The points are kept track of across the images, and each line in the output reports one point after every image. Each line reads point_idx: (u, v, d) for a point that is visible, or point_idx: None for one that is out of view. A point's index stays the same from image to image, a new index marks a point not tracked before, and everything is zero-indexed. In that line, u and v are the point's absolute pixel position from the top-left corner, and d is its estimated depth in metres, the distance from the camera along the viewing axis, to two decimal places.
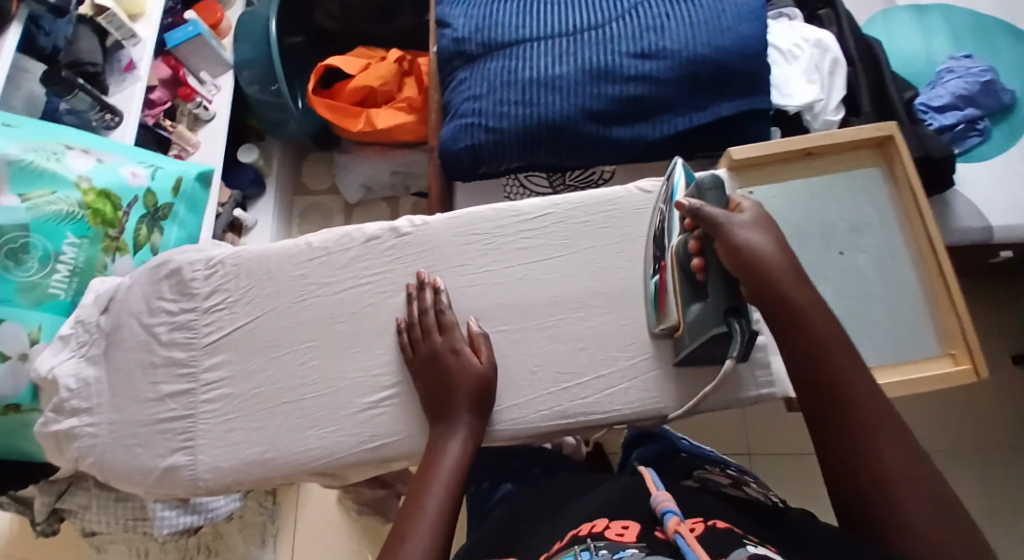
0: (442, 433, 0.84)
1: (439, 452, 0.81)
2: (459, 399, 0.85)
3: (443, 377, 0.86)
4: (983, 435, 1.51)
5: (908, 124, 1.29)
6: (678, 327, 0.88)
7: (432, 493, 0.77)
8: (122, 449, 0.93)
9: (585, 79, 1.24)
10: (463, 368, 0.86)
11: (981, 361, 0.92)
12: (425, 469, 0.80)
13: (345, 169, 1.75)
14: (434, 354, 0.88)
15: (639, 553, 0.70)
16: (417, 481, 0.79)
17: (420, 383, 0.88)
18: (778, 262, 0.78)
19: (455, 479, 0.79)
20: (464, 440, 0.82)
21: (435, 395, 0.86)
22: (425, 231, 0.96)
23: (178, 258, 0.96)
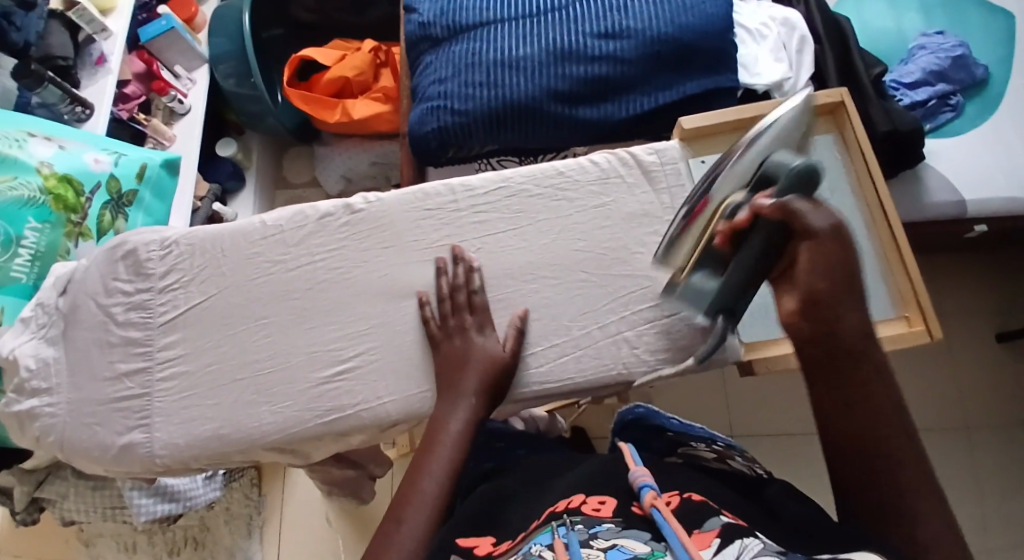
0: (447, 409, 0.84)
1: (439, 429, 0.82)
2: (472, 377, 0.86)
3: (460, 355, 0.88)
4: (966, 413, 1.50)
5: (874, 100, 1.22)
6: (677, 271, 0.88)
7: (430, 473, 0.78)
8: (82, 427, 0.95)
9: (549, 59, 1.20)
10: (483, 354, 0.88)
11: (935, 323, 0.92)
12: (425, 448, 0.80)
13: (327, 159, 1.74)
14: (456, 333, 0.89)
15: (615, 527, 0.65)
16: (415, 460, 0.79)
17: (438, 358, 0.89)
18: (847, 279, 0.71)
19: (455, 455, 0.80)
20: (467, 418, 0.83)
21: (448, 370, 0.88)
22: (379, 207, 0.97)
23: (135, 239, 0.98)
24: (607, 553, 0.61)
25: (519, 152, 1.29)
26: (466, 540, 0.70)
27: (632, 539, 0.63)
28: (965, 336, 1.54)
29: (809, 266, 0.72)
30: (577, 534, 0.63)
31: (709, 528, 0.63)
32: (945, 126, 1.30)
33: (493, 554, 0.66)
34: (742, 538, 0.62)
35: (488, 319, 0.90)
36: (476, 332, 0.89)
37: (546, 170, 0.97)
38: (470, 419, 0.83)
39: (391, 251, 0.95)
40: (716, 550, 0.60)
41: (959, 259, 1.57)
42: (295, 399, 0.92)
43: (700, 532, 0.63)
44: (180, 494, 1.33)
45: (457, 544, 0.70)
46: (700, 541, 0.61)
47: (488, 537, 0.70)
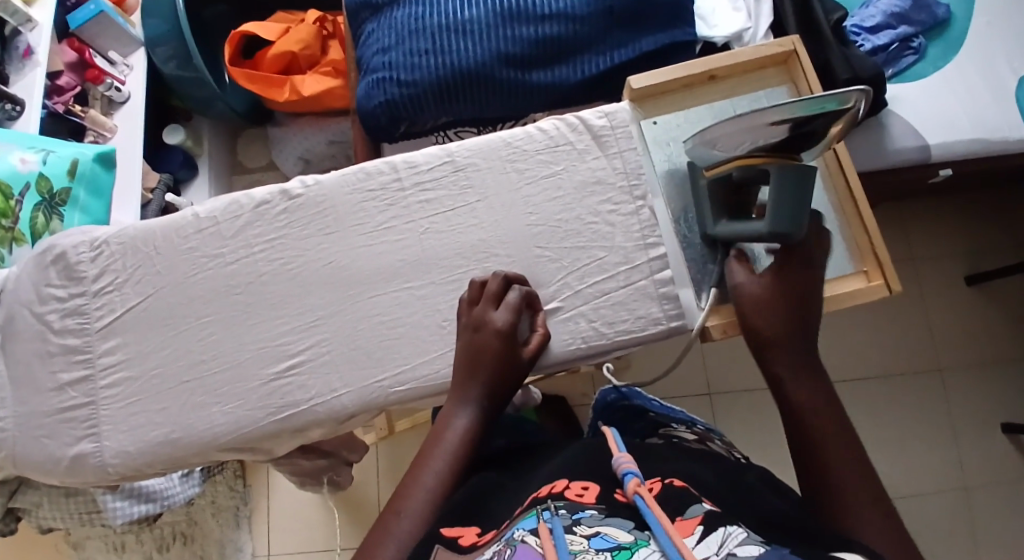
0: (453, 404, 0.80)
1: (443, 429, 0.78)
2: (482, 372, 0.81)
3: (474, 349, 0.82)
4: (944, 357, 1.49)
5: (835, 45, 1.17)
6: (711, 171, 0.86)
7: (430, 472, 0.74)
8: (33, 441, 0.92)
9: (496, 21, 1.14)
10: (506, 355, 0.82)
11: (893, 275, 0.89)
12: (428, 447, 0.77)
13: (282, 142, 1.68)
14: (479, 329, 0.83)
15: (598, 515, 0.62)
16: (416, 459, 0.76)
17: (462, 345, 0.84)
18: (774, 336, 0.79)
19: (453, 458, 0.76)
20: (472, 419, 0.78)
21: (463, 361, 0.82)
22: (318, 192, 0.92)
23: (64, 241, 0.93)
24: (591, 541, 0.58)
25: (475, 123, 1.23)
26: (450, 529, 0.67)
27: (615, 527, 0.60)
28: (939, 280, 1.53)
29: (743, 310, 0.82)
30: (561, 520, 0.61)
31: (691, 515, 0.61)
32: (908, 70, 1.26)
33: (477, 545, 0.63)
34: (725, 526, 0.59)
35: (510, 316, 0.83)
36: (503, 332, 0.83)
37: (492, 140, 0.93)
38: (471, 420, 0.79)
39: (335, 238, 0.91)
40: (699, 538, 0.58)
41: (930, 202, 1.55)
42: (247, 398, 0.89)
43: (682, 520, 0.60)
44: (157, 494, 1.28)
45: (440, 533, 0.66)
46: (683, 530, 0.59)
47: (472, 527, 0.67)
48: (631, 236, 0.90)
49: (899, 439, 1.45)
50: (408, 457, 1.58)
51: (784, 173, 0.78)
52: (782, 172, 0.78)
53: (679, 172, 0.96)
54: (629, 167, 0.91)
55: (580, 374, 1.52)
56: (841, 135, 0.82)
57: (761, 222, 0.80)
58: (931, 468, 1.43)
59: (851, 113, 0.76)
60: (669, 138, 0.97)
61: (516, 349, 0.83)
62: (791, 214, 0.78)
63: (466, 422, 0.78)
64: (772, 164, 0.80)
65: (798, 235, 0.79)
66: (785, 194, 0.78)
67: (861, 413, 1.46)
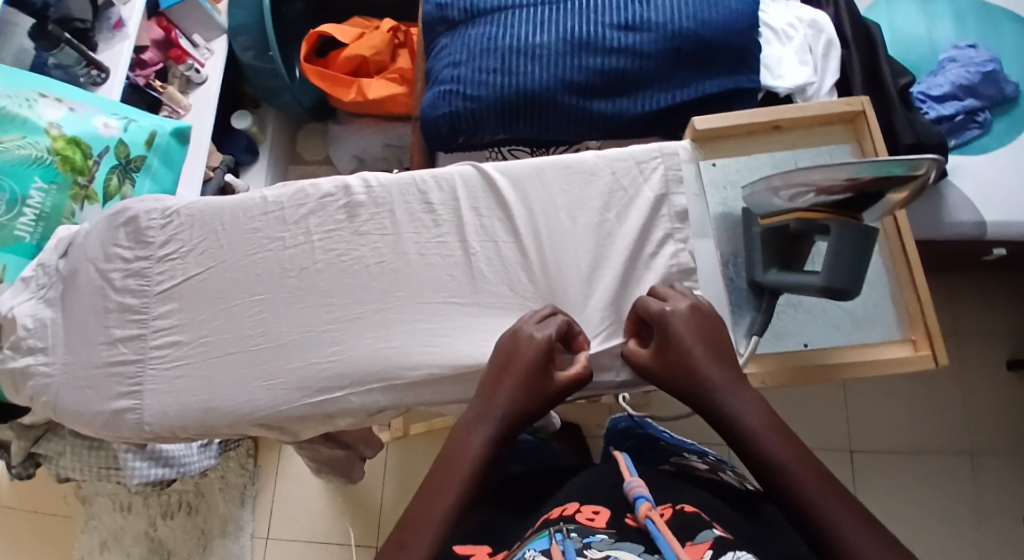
0: (472, 419, 0.78)
1: (459, 447, 0.76)
2: (507, 386, 0.80)
3: (505, 362, 0.82)
4: (972, 435, 1.48)
5: (901, 111, 1.19)
6: (767, 219, 0.88)
7: (444, 494, 0.73)
8: (77, 391, 0.96)
9: (565, 48, 1.17)
10: (536, 374, 0.80)
11: (941, 347, 0.89)
12: (442, 467, 0.75)
13: (341, 139, 1.72)
14: (512, 349, 0.83)
15: (608, 539, 0.63)
16: (429, 482, 0.74)
17: (492, 362, 0.83)
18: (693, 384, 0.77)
19: (467, 477, 0.74)
20: (491, 436, 0.77)
21: (492, 376, 0.82)
22: (381, 190, 0.96)
23: (137, 206, 1.00)
24: None
25: (531, 142, 1.26)
26: (462, 547, 0.71)
27: (626, 551, 0.61)
28: (974, 357, 1.52)
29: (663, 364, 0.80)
30: (572, 542, 0.62)
31: (701, 540, 0.62)
32: (972, 143, 1.27)
33: None
34: (734, 551, 0.60)
35: (546, 333, 0.83)
36: (537, 351, 0.81)
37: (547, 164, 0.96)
38: (489, 437, 0.77)
39: (391, 237, 0.95)
40: None
41: (974, 281, 1.55)
42: (284, 377, 0.92)
43: (693, 544, 0.61)
44: (174, 460, 1.29)
45: (454, 551, 0.70)
46: (693, 554, 0.60)
47: (483, 547, 0.71)
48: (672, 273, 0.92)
49: (914, 515, 1.44)
50: (418, 461, 1.60)
51: (844, 233, 0.79)
52: (843, 232, 0.79)
53: (732, 216, 0.96)
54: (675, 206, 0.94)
55: (598, 405, 1.53)
56: (903, 202, 0.82)
57: (817, 276, 0.81)
58: (946, 547, 1.41)
59: (915, 180, 0.76)
60: (727, 181, 0.97)
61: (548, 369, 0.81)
62: (849, 272, 0.79)
63: (483, 437, 0.77)
64: (833, 220, 0.80)
65: (853, 292, 0.80)
66: (843, 253, 0.79)
67: (880, 484, 1.46)
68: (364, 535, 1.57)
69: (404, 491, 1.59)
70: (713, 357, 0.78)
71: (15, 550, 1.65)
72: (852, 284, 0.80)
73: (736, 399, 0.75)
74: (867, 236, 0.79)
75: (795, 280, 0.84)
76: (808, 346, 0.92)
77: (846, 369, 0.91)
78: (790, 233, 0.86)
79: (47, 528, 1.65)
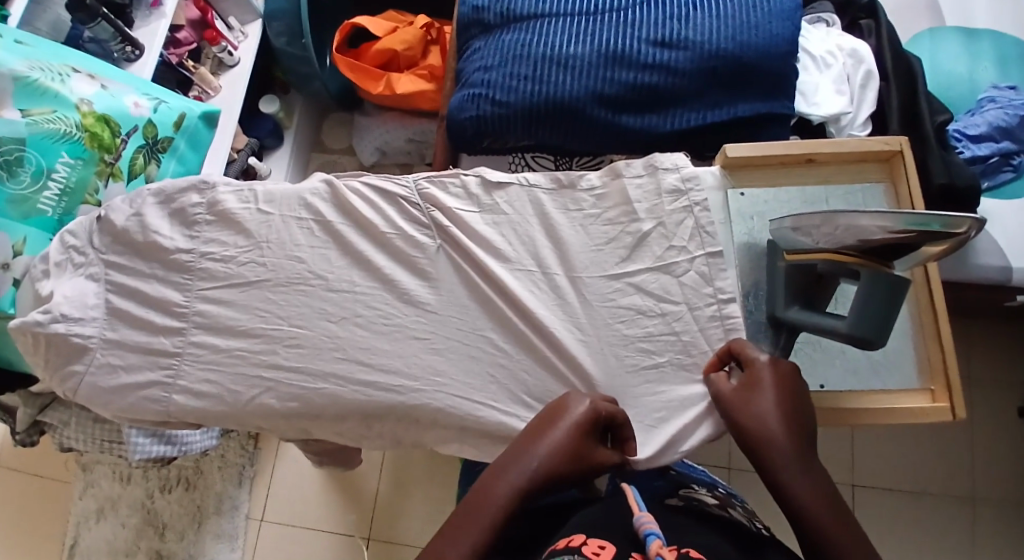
0: (504, 464, 0.76)
1: (486, 493, 0.74)
2: (545, 442, 0.78)
3: (548, 420, 0.81)
4: (977, 480, 1.46)
5: (936, 150, 1.17)
6: (796, 254, 0.86)
7: (463, 539, 0.71)
8: (90, 367, 0.97)
9: (600, 61, 1.16)
10: (575, 438, 0.79)
11: (959, 401, 0.89)
12: (465, 509, 0.73)
13: (365, 131, 1.72)
14: (555, 411, 0.82)
15: None
16: (451, 522, 0.72)
17: (533, 420, 0.82)
18: (763, 411, 0.79)
19: (492, 524, 0.72)
20: (522, 488, 0.74)
21: (532, 430, 0.80)
22: (412, 235, 0.97)
23: (182, 196, 1.01)
24: None
25: (552, 151, 1.25)
26: None
27: None
28: (985, 401, 1.49)
29: (728, 390, 0.83)
30: None
31: None
32: (1005, 186, 1.25)
33: None
34: None
35: (594, 403, 0.82)
36: (583, 419, 0.81)
37: (582, 215, 0.96)
38: (518, 488, 0.74)
39: (416, 268, 0.96)
40: None
41: (992, 328, 1.53)
42: (299, 369, 0.94)
43: None
44: (177, 438, 1.26)
45: None
46: None
47: None
48: (705, 325, 0.90)
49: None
50: (414, 459, 1.60)
51: (874, 282, 0.79)
52: (874, 282, 0.79)
53: (757, 246, 0.94)
54: (712, 277, 0.91)
55: None
56: (937, 256, 0.81)
57: (842, 321, 0.81)
58: None
59: (954, 237, 0.75)
60: (754, 212, 0.95)
61: (585, 435, 0.80)
62: (874, 323, 0.79)
63: (511, 487, 0.74)
64: (862, 265, 0.80)
65: (875, 343, 0.80)
66: (870, 303, 0.79)
67: (880, 527, 1.44)
68: (358, 524, 1.57)
69: (399, 487, 1.58)
70: (787, 414, 0.79)
71: (14, 511, 1.66)
72: (881, 336, 0.80)
73: (782, 431, 0.78)
74: (897, 291, 0.79)
75: (817, 323, 0.84)
76: (824, 388, 0.91)
77: (861, 414, 0.90)
78: (819, 274, 0.85)
79: (46, 492, 1.66)
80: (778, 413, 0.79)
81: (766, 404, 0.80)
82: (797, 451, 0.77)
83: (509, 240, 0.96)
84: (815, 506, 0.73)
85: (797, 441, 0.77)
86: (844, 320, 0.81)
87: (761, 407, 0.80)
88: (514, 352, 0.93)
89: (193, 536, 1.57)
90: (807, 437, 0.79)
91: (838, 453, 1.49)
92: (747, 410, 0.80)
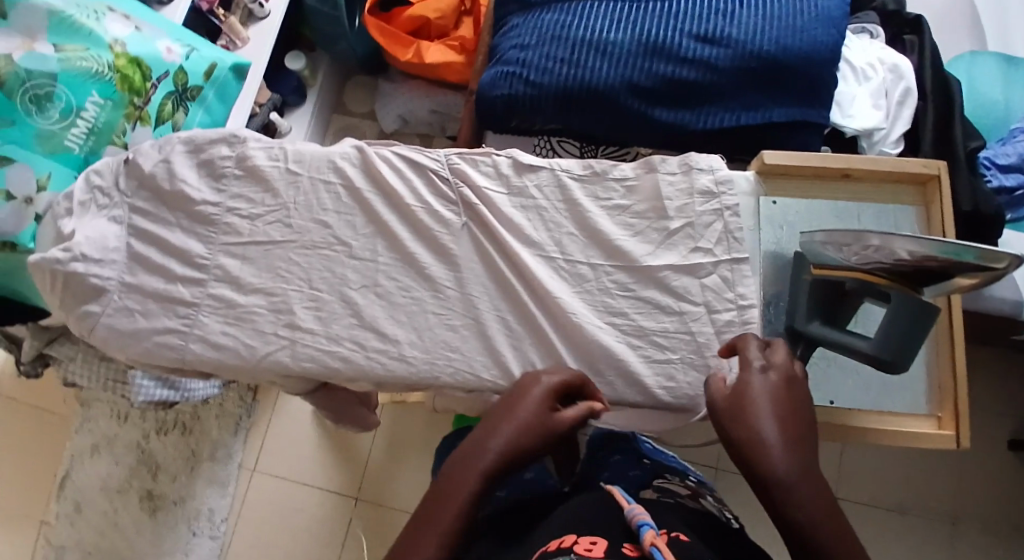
0: (469, 448, 0.75)
1: (454, 480, 0.73)
2: (511, 421, 0.77)
3: (513, 400, 0.80)
4: (962, 504, 1.47)
5: (966, 176, 1.16)
6: (826, 268, 0.85)
7: (432, 530, 0.69)
8: (103, 308, 0.96)
9: (638, 50, 1.14)
10: (539, 415, 0.78)
11: (965, 431, 0.89)
12: (432, 500, 0.72)
13: (388, 97, 1.71)
14: (520, 390, 0.81)
15: None
16: (419, 514, 0.71)
17: (500, 401, 0.80)
18: (756, 417, 0.75)
19: (461, 511, 0.71)
20: (490, 472, 0.73)
21: (498, 411, 0.79)
22: (436, 209, 0.96)
23: (212, 147, 1.00)
24: None
25: (578, 137, 1.23)
26: None
27: None
28: (981, 428, 1.50)
29: (719, 395, 0.79)
30: None
31: None
32: None
33: None
34: None
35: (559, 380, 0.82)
36: (544, 395, 0.80)
37: (610, 207, 0.95)
38: (485, 471, 0.73)
39: (439, 243, 0.96)
40: None
41: (997, 355, 1.53)
42: (312, 332, 0.94)
43: None
44: (181, 383, 1.26)
45: None
46: None
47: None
48: (721, 329, 0.90)
49: None
50: (410, 429, 1.61)
51: (902, 307, 0.80)
52: (902, 306, 0.80)
53: (783, 257, 0.94)
54: (735, 282, 0.91)
55: None
56: (970, 288, 0.79)
57: (864, 342, 0.83)
58: None
59: (991, 270, 0.73)
60: (784, 221, 0.95)
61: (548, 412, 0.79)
62: (896, 347, 0.81)
63: (477, 471, 0.73)
64: (891, 288, 0.81)
65: (895, 366, 0.81)
66: (895, 326, 0.80)
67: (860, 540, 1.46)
68: (349, 484, 1.58)
69: (392, 455, 1.59)
70: (781, 422, 0.74)
71: (11, 439, 1.67)
72: (901, 361, 0.81)
73: (778, 439, 0.73)
74: (923, 319, 0.79)
75: (837, 339, 0.84)
76: (833, 404, 0.91)
77: (865, 433, 0.91)
78: (846, 291, 0.85)
79: (44, 423, 1.67)
80: (772, 420, 0.74)
81: (760, 410, 0.75)
82: (793, 458, 0.72)
83: (535, 225, 0.95)
84: (810, 519, 0.69)
85: (794, 449, 0.73)
86: (868, 340, 0.82)
87: (755, 413, 0.75)
88: (526, 336, 0.93)
89: (187, 480, 1.58)
90: (805, 443, 0.74)
91: (828, 464, 1.49)
92: (739, 417, 0.76)
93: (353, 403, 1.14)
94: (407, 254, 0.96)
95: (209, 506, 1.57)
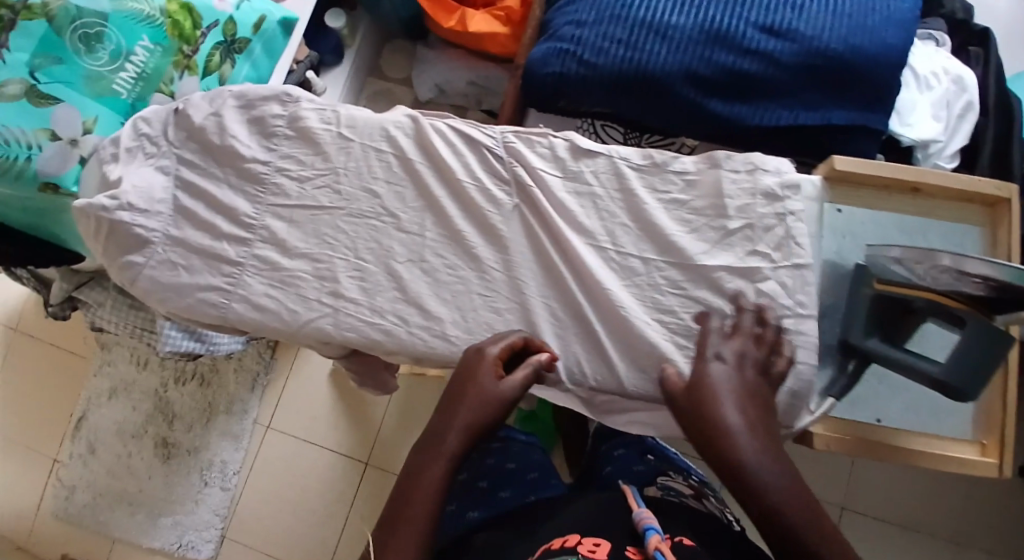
0: (429, 438, 0.80)
1: (420, 471, 0.78)
2: (463, 401, 0.81)
3: (462, 375, 0.83)
4: (976, 527, 1.45)
5: None
6: (893, 285, 0.82)
7: (405, 524, 0.75)
8: (145, 259, 0.95)
9: (700, 37, 1.10)
10: (486, 388, 0.81)
11: (1009, 459, 0.87)
12: (401, 492, 0.77)
13: (427, 65, 1.67)
14: (468, 364, 0.83)
15: None
16: (392, 509, 0.76)
17: (450, 377, 0.83)
18: (718, 408, 0.76)
19: (431, 500, 0.76)
20: (452, 455, 0.78)
21: (450, 390, 0.82)
22: (487, 187, 0.94)
23: (264, 105, 0.98)
24: None
25: (627, 123, 1.20)
26: None
27: None
28: None
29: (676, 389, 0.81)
30: None
31: None
32: None
33: None
34: None
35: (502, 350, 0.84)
36: (489, 366, 0.82)
37: (666, 200, 0.92)
38: (448, 454, 0.78)
39: (490, 222, 0.93)
40: None
41: None
42: (353, 302, 0.93)
43: None
44: (206, 336, 1.25)
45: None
46: None
47: None
48: None
49: None
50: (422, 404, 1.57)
51: (977, 333, 0.78)
52: (977, 332, 0.78)
53: (843, 268, 0.91)
54: (794, 289, 0.87)
55: None
56: None
57: (932, 365, 0.81)
58: None
59: None
60: (847, 231, 0.92)
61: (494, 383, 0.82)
62: (966, 373, 0.79)
63: (442, 455, 0.78)
64: (968, 312, 0.79)
65: (963, 393, 0.79)
66: (967, 351, 0.79)
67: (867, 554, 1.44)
68: (357, 450, 1.56)
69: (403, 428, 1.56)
70: (741, 411, 0.76)
71: (29, 377, 1.67)
72: (971, 388, 0.79)
73: (738, 425, 0.75)
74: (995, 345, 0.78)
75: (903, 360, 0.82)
76: (880, 422, 0.90)
77: (909, 454, 0.89)
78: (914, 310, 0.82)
79: (62, 364, 1.67)
80: (732, 408, 0.76)
81: (719, 400, 0.77)
82: (754, 441, 0.74)
83: (589, 213, 0.93)
84: (776, 497, 0.72)
85: (756, 433, 0.75)
86: (937, 364, 0.80)
87: (716, 403, 0.77)
88: (568, 326, 0.91)
89: (201, 431, 1.58)
90: (765, 425, 0.76)
91: (842, 475, 1.48)
92: (700, 408, 0.77)
93: (379, 375, 1.12)
94: (455, 231, 0.94)
95: (223, 459, 1.57)
